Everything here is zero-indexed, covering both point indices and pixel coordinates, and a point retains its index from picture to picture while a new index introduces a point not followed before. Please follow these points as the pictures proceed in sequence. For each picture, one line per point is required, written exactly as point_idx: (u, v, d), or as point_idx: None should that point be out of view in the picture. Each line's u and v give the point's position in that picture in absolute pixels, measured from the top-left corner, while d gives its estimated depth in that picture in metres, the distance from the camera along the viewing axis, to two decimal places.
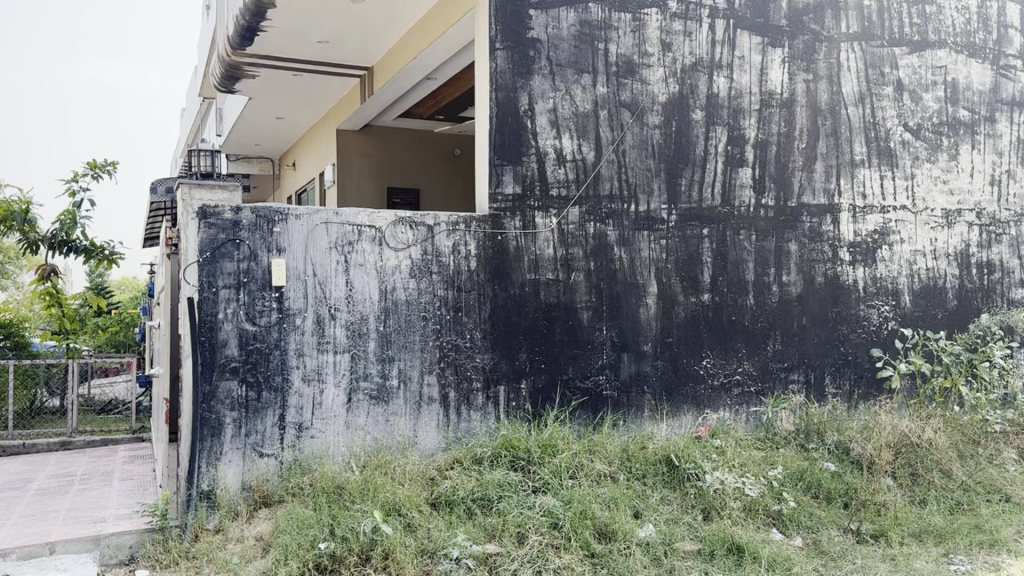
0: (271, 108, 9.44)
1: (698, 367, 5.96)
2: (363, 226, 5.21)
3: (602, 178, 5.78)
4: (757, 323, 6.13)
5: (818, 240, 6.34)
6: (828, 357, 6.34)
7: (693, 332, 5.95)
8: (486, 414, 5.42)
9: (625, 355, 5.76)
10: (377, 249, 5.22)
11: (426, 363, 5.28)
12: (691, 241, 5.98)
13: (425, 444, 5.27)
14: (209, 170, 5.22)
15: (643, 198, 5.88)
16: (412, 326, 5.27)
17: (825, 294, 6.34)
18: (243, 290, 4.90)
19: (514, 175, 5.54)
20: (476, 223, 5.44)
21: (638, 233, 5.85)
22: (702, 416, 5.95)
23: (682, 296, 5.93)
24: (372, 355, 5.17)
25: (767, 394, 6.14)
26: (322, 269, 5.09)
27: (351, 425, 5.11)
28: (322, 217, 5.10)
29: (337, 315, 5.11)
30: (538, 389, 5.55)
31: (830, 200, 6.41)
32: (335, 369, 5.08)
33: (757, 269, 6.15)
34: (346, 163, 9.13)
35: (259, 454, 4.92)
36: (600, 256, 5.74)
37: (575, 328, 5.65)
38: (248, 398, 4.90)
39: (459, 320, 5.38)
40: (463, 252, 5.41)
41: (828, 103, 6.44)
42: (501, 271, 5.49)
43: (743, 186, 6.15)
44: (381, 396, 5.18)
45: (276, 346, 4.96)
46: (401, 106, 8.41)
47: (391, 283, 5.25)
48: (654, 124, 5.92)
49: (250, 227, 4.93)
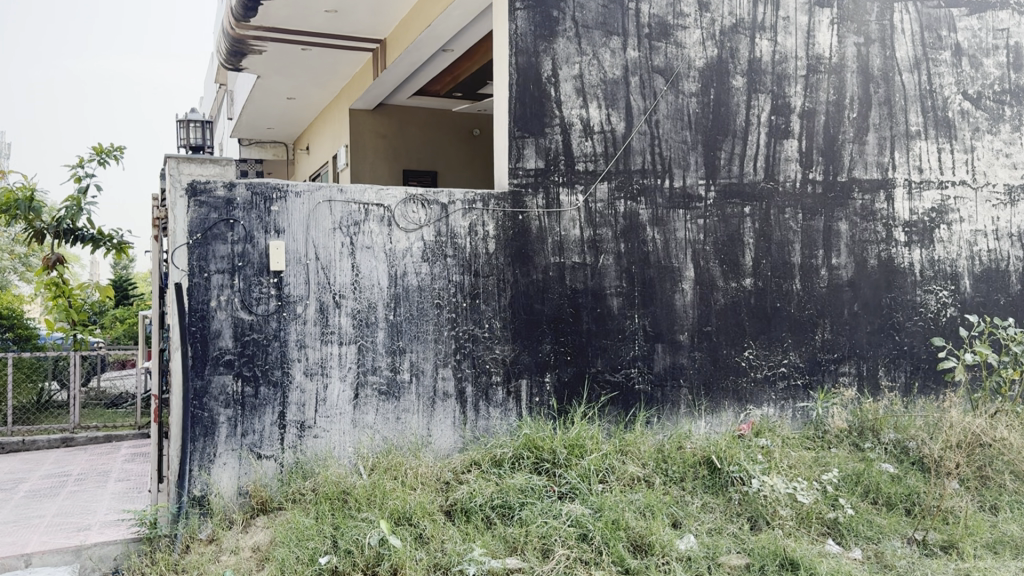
0: (281, 87, 9.00)
1: (739, 359, 5.43)
2: (371, 204, 4.72)
3: (633, 151, 5.26)
4: (804, 310, 5.58)
5: (870, 219, 5.78)
6: (882, 348, 5.78)
7: (734, 321, 5.42)
8: (507, 411, 4.93)
9: (660, 347, 5.24)
10: (386, 230, 4.74)
11: (441, 355, 4.80)
12: (732, 221, 5.45)
13: (440, 444, 4.80)
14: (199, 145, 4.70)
15: (678, 173, 5.35)
16: (425, 315, 4.79)
17: (878, 279, 5.78)
18: (238, 276, 4.44)
19: (536, 148, 5.05)
20: (496, 201, 4.95)
21: (673, 212, 5.33)
22: (744, 413, 5.43)
23: (721, 280, 5.40)
24: (381, 347, 4.70)
25: (816, 388, 5.60)
26: (325, 252, 4.61)
27: (359, 424, 4.64)
28: (325, 194, 4.62)
29: (342, 303, 4.64)
30: (564, 383, 5.05)
31: (884, 174, 5.84)
32: (340, 362, 4.61)
33: (805, 252, 5.60)
34: (359, 144, 8.65)
35: (257, 456, 4.47)
36: (632, 237, 5.22)
37: (604, 317, 5.14)
38: (244, 394, 4.44)
39: (477, 307, 4.89)
40: (481, 233, 4.92)
41: (881, 69, 5.87)
42: (523, 254, 5.00)
43: (788, 159, 5.60)
44: (392, 392, 4.71)
45: (275, 337, 4.50)
46: (415, 82, 7.91)
47: (402, 267, 4.76)
48: (690, 92, 5.39)
49: (245, 206, 4.47)
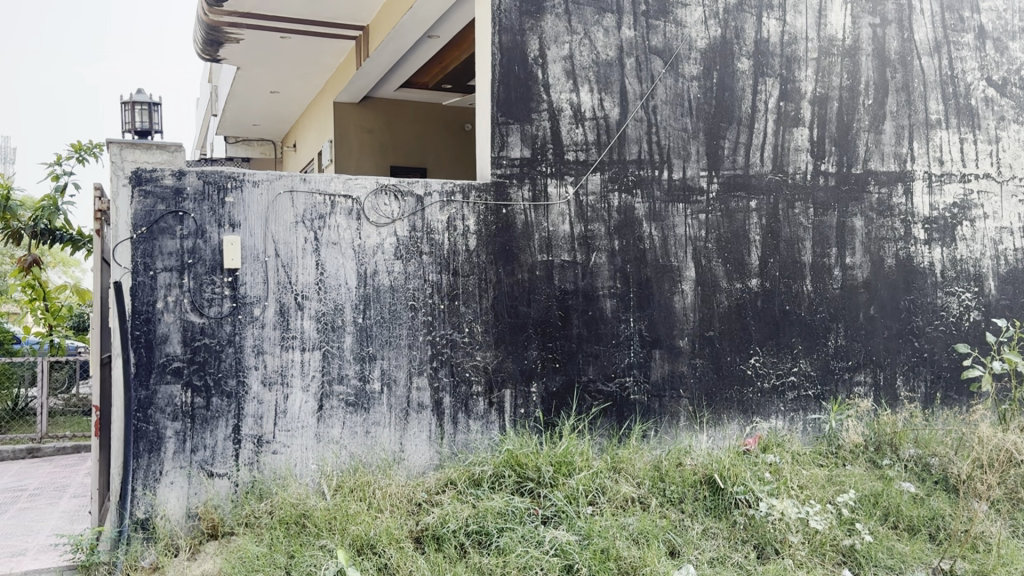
0: (264, 80, 8.59)
1: (745, 367, 4.97)
2: (339, 195, 4.28)
3: (629, 140, 4.81)
4: (816, 314, 5.12)
5: (887, 215, 5.32)
6: (901, 355, 5.31)
7: (739, 325, 4.96)
8: (488, 424, 4.48)
9: (657, 353, 4.79)
10: (354, 225, 4.30)
11: (415, 362, 4.36)
12: (736, 216, 5.00)
13: (414, 460, 4.34)
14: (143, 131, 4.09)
15: (678, 163, 4.90)
16: (398, 319, 4.34)
17: (897, 279, 5.32)
18: (188, 274, 4.01)
19: (521, 136, 4.61)
20: (477, 193, 4.51)
21: (672, 206, 4.88)
22: (750, 426, 4.96)
23: (725, 281, 4.95)
24: (349, 353, 4.25)
25: (829, 399, 5.13)
26: (286, 248, 4.17)
27: (324, 438, 4.19)
28: (286, 184, 4.18)
29: (305, 305, 4.20)
30: (552, 394, 4.60)
31: (902, 166, 5.38)
32: (302, 370, 4.17)
33: (816, 250, 5.15)
34: (344, 139, 8.20)
35: (208, 475, 4.03)
36: (626, 233, 4.77)
37: (596, 320, 4.69)
38: (195, 405, 4.01)
39: (455, 309, 4.44)
40: (460, 228, 4.48)
41: (898, 52, 5.41)
42: (507, 252, 4.55)
43: (799, 149, 5.15)
44: (361, 404, 4.26)
45: (230, 342, 4.06)
46: (402, 72, 7.48)
47: (372, 266, 4.32)
48: (691, 75, 4.94)
49: (196, 197, 4.04)
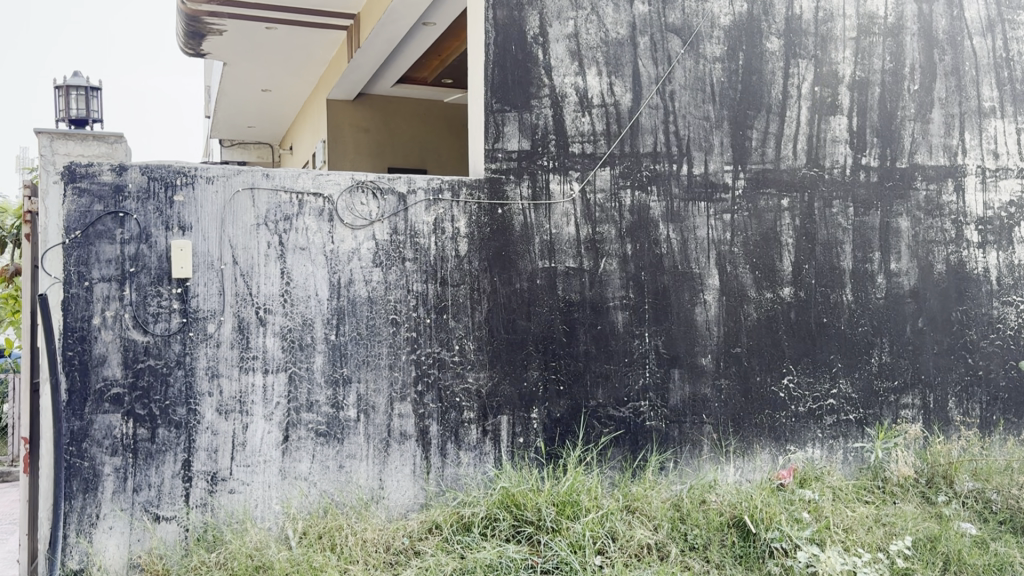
0: (254, 77, 8.08)
1: (777, 389, 4.35)
2: (308, 193, 3.70)
3: (643, 130, 4.22)
4: (857, 327, 4.51)
5: (936, 214, 4.69)
6: (953, 373, 4.67)
7: (770, 341, 4.35)
8: (482, 456, 3.89)
9: (676, 373, 4.19)
10: (326, 227, 3.72)
11: (397, 386, 3.77)
12: (766, 216, 4.39)
13: (395, 499, 3.75)
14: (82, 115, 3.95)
15: (699, 157, 4.30)
16: (377, 335, 3.76)
17: (948, 288, 4.69)
18: (130, 285, 3.46)
19: (520, 126, 4.04)
20: (468, 191, 3.93)
21: (692, 205, 4.28)
22: (784, 456, 4.34)
23: (753, 290, 4.34)
24: (319, 376, 3.67)
25: (873, 424, 4.50)
26: (245, 254, 3.60)
27: (289, 474, 3.62)
28: (246, 180, 3.61)
29: (268, 319, 3.62)
30: (555, 421, 4.01)
31: (952, 160, 4.75)
32: (264, 395, 3.60)
33: (857, 254, 4.54)
34: (338, 139, 7.63)
35: (154, 518, 3.47)
36: (640, 236, 4.18)
37: (605, 336, 4.10)
38: (138, 438, 3.45)
39: (444, 324, 3.86)
40: (449, 230, 3.90)
41: (947, 33, 4.78)
42: (502, 257, 3.97)
43: (836, 141, 4.55)
44: (333, 434, 3.67)
45: (179, 364, 3.50)
46: (399, 64, 6.92)
47: (347, 274, 3.74)
48: (713, 57, 4.34)
49: (139, 195, 3.49)
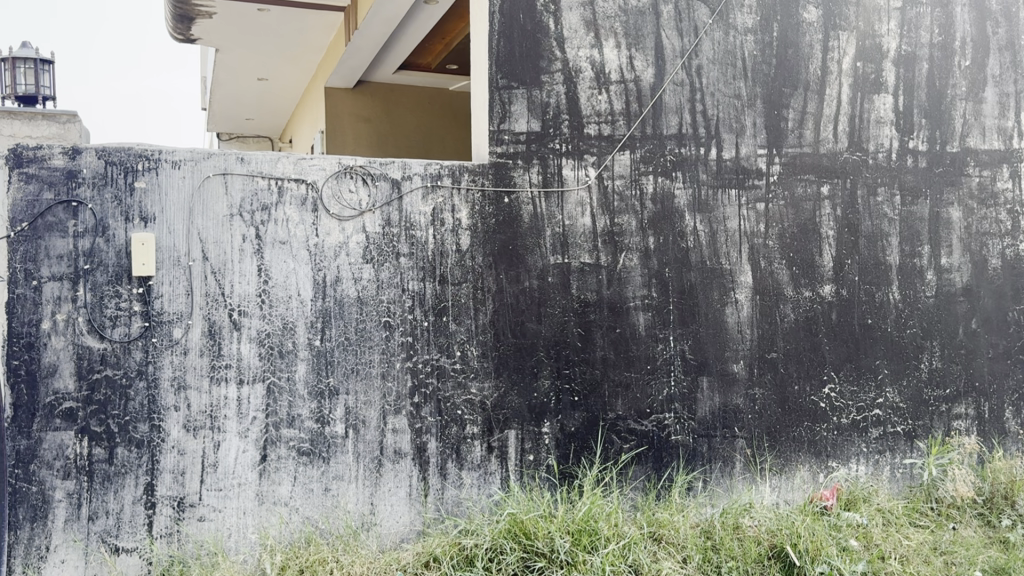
0: (249, 65, 7.65)
1: (817, 399, 3.89)
2: (289, 179, 3.26)
3: (666, 109, 3.77)
4: (904, 329, 4.05)
5: (990, 204, 4.22)
6: (1010, 380, 4.20)
7: (809, 345, 3.90)
8: (487, 476, 3.45)
9: (705, 382, 3.74)
10: (309, 218, 3.28)
11: (391, 398, 3.34)
12: (804, 205, 3.94)
13: (389, 526, 3.32)
14: (30, 89, 4.38)
15: (729, 139, 3.85)
16: (367, 340, 3.32)
17: (1004, 285, 4.22)
18: (84, 285, 3.03)
19: (528, 104, 3.60)
20: (471, 177, 3.49)
21: (722, 193, 3.83)
22: (826, 474, 3.88)
23: (790, 288, 3.89)
24: (302, 387, 3.24)
25: (923, 437, 4.03)
26: (216, 249, 3.17)
27: (267, 499, 3.19)
28: (217, 165, 3.18)
29: (243, 323, 3.19)
30: (570, 436, 3.56)
31: (1007, 144, 4.28)
32: (238, 410, 3.17)
33: (904, 248, 4.07)
34: (337, 129, 7.18)
35: (113, 550, 3.05)
36: (664, 227, 3.74)
37: (625, 340, 3.65)
38: (94, 459, 3.03)
39: (444, 327, 3.42)
40: (449, 222, 3.46)
41: (1001, 2, 4.28)
42: (510, 252, 3.53)
43: (880, 122, 4.08)
44: (318, 453, 3.24)
45: (141, 374, 3.08)
46: (399, 48, 6.46)
47: (333, 271, 3.30)
48: (745, 27, 3.88)
49: (95, 181, 3.06)
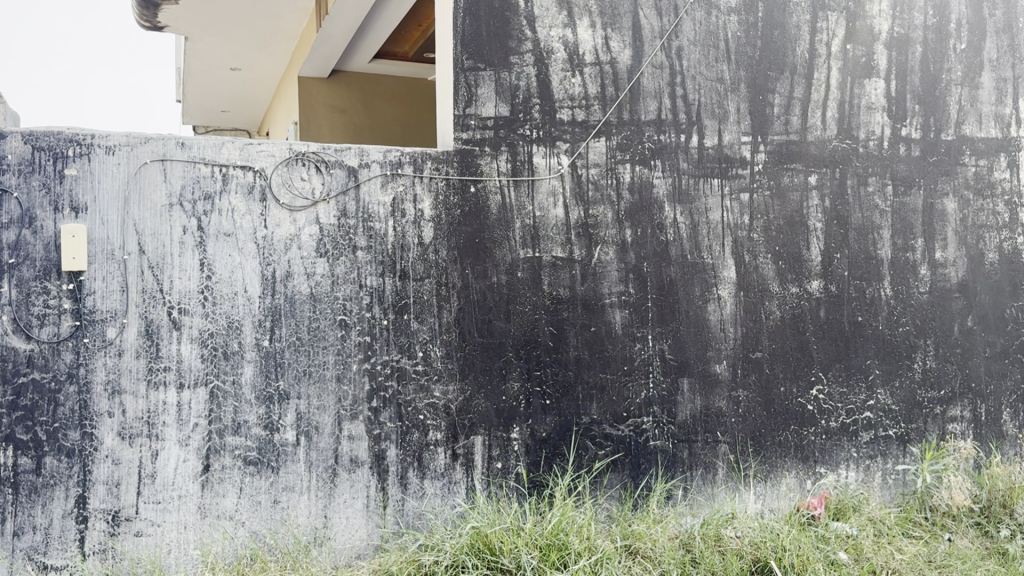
0: (220, 54, 7.39)
1: (804, 401, 3.67)
2: (234, 166, 3.03)
3: (644, 93, 3.54)
4: (897, 327, 3.83)
5: (987, 194, 4.01)
6: (1008, 381, 3.98)
7: (796, 344, 3.68)
8: (451, 485, 3.22)
9: (686, 384, 3.51)
10: (256, 209, 3.04)
11: (346, 402, 3.10)
12: (790, 195, 3.71)
13: (343, 540, 3.08)
14: None
15: (711, 126, 3.62)
16: (320, 340, 3.09)
17: (1001, 280, 4.00)
18: (8, 281, 2.79)
19: (497, 87, 3.36)
20: (434, 165, 3.26)
21: (703, 183, 3.60)
22: (814, 481, 3.66)
23: (776, 284, 3.67)
24: (248, 391, 3.00)
25: (917, 442, 3.82)
26: (154, 242, 2.93)
27: (210, 512, 2.96)
28: (155, 151, 2.95)
29: (183, 322, 2.95)
30: (541, 442, 3.33)
31: (1004, 132, 4.06)
32: (179, 416, 2.93)
33: (897, 241, 3.86)
34: (312, 121, 6.76)
35: (40, 569, 2.81)
36: (641, 219, 3.51)
37: (600, 339, 3.42)
38: (19, 470, 2.79)
39: (404, 326, 3.19)
40: (410, 213, 3.22)
41: None
42: (476, 246, 3.30)
43: (871, 108, 3.86)
44: (266, 462, 3.01)
45: (71, 378, 2.84)
46: (373, 37, 6.19)
47: (283, 266, 3.06)
48: (728, 7, 3.65)
49: (21, 169, 2.82)
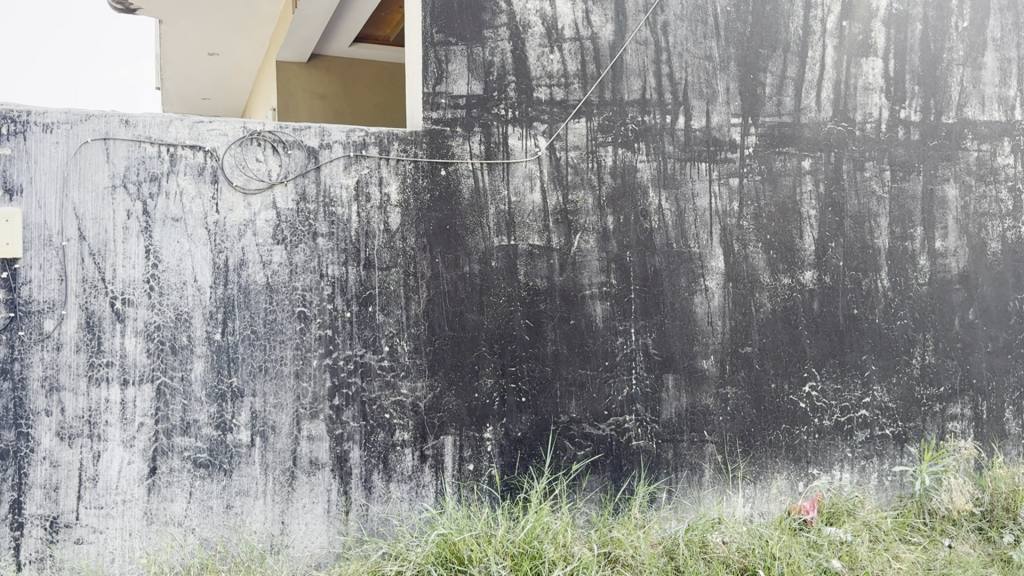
0: (197, 39, 7.17)
1: (796, 398, 3.47)
2: (183, 146, 2.82)
3: (628, 71, 3.33)
4: (895, 320, 3.63)
5: (990, 181, 3.81)
6: (1010, 377, 3.79)
7: (788, 338, 3.47)
8: (419, 489, 3.01)
9: (670, 380, 3.31)
10: (207, 192, 2.83)
11: (305, 400, 2.89)
12: (783, 181, 3.51)
13: (302, 548, 2.88)
14: None
15: (699, 106, 3.41)
16: (277, 334, 2.87)
17: (1004, 271, 3.80)
18: None
19: (469, 63, 3.14)
20: (401, 146, 3.04)
21: (691, 167, 3.39)
22: (806, 483, 3.46)
23: (767, 275, 3.46)
24: (198, 388, 2.79)
25: (915, 441, 3.63)
26: (96, 227, 2.72)
27: (157, 518, 2.75)
28: (97, 129, 2.73)
29: (127, 314, 2.74)
30: (516, 442, 3.12)
31: (1008, 115, 3.86)
32: (123, 415, 2.72)
33: (895, 229, 3.65)
34: (290, 107, 6.47)
35: None
36: (624, 205, 3.30)
37: (580, 333, 3.21)
38: None
39: (368, 318, 2.97)
40: (376, 197, 3.01)
41: None
42: (447, 233, 3.09)
43: (868, 89, 3.65)
44: (218, 465, 2.80)
45: (4, 374, 2.62)
46: (352, 22, 5.95)
47: (237, 254, 2.85)
48: None
49: None
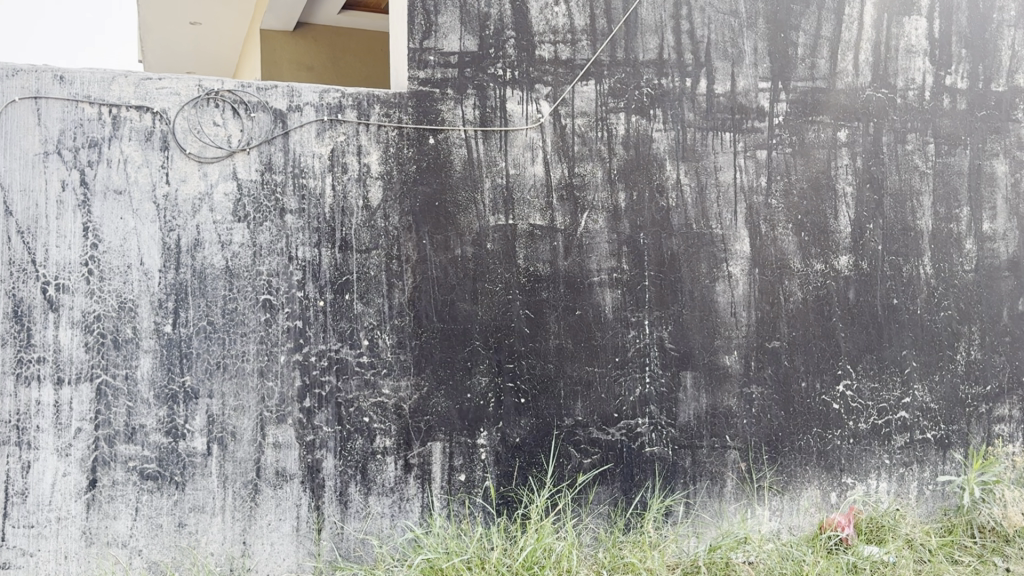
0: (177, 7, 6.73)
1: (829, 399, 3.09)
2: (128, 107, 2.42)
3: (643, 27, 2.93)
4: (938, 311, 3.25)
5: None
6: None
7: (820, 331, 3.09)
8: (403, 502, 2.64)
9: (689, 378, 2.93)
10: (156, 161, 2.44)
11: (271, 402, 2.51)
12: (815, 154, 3.11)
13: (267, 571, 2.51)
14: None
15: (722, 68, 3.01)
16: (238, 326, 2.49)
17: None
18: None
19: (462, 16, 2.75)
20: (383, 110, 2.64)
21: (713, 137, 3.00)
22: (839, 494, 3.09)
23: (798, 259, 3.07)
24: (146, 388, 2.41)
25: (960, 448, 3.25)
26: (24, 200, 2.33)
27: (97, 539, 2.37)
28: (26, 86, 2.33)
29: (62, 302, 2.35)
30: (514, 448, 2.75)
31: None
32: (57, 420, 2.34)
33: (939, 209, 3.26)
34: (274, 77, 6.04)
35: None
36: (638, 180, 2.91)
37: (587, 325, 2.83)
38: None
39: (345, 307, 2.59)
40: (353, 168, 2.61)
41: None
42: (435, 210, 2.69)
43: (912, 51, 3.25)
44: (168, 477, 2.42)
45: None
46: None
47: (191, 233, 2.46)
48: None
49: None
